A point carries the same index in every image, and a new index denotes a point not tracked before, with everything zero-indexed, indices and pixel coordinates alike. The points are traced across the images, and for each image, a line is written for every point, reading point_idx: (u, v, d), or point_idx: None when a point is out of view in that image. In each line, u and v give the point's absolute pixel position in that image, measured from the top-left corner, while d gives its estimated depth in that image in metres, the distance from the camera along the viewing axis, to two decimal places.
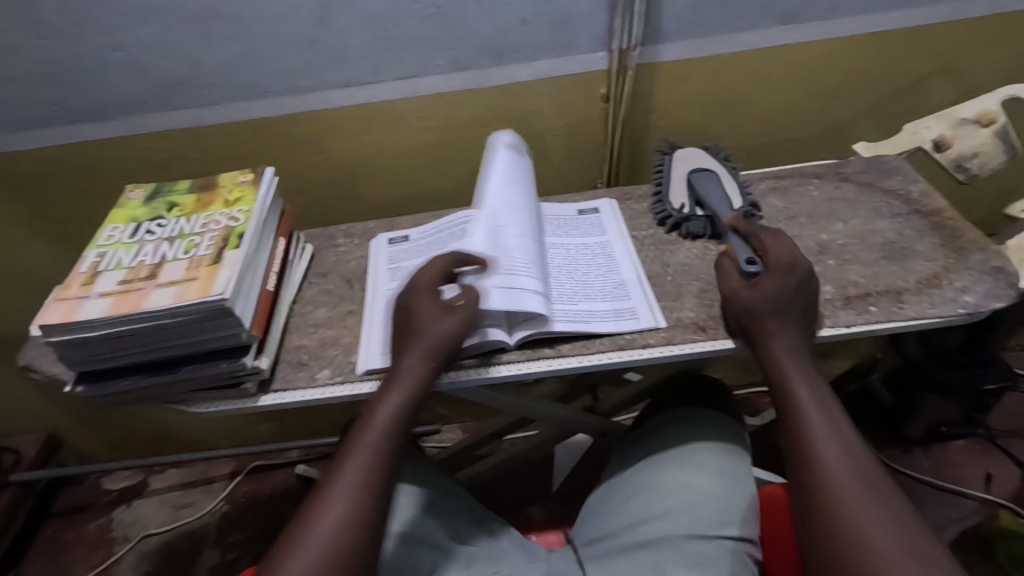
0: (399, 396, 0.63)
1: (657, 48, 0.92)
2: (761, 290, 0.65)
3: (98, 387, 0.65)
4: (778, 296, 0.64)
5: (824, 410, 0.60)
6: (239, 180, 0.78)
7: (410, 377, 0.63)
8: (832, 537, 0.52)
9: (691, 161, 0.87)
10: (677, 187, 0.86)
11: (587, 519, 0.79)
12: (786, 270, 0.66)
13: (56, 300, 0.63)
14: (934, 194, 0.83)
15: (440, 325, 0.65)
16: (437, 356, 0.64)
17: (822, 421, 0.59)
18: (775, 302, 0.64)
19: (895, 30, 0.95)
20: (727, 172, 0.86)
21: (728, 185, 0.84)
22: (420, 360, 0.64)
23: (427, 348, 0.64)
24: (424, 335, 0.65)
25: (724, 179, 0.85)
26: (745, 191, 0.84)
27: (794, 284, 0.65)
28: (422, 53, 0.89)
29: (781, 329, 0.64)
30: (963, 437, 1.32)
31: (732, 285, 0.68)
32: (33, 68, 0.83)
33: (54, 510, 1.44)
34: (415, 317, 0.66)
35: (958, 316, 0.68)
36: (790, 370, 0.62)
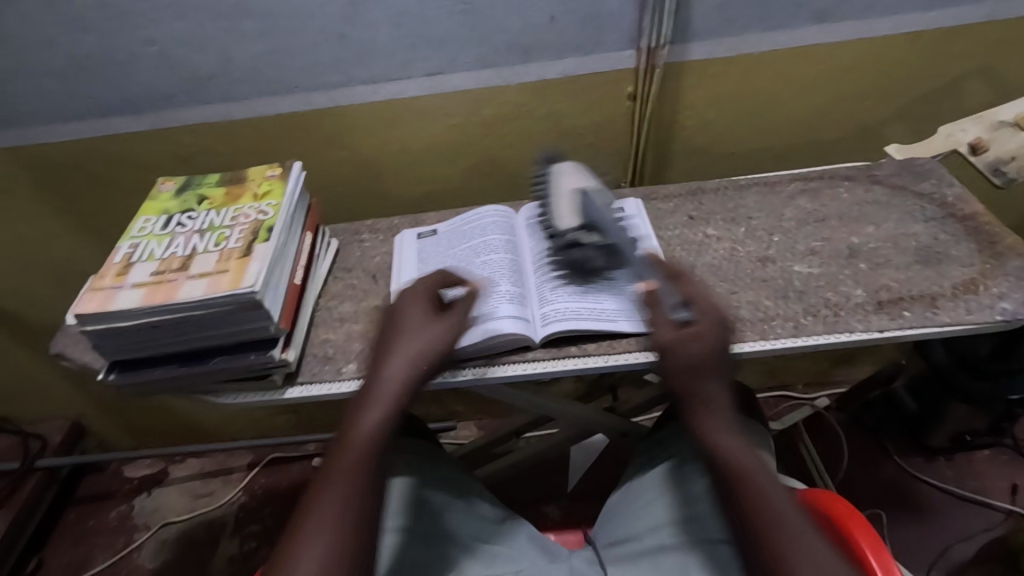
0: (378, 411, 0.61)
1: (686, 47, 0.92)
2: (692, 346, 0.63)
3: (129, 376, 0.66)
4: (707, 353, 0.62)
5: (764, 472, 0.58)
6: (268, 174, 0.79)
7: (394, 390, 0.62)
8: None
9: (576, 178, 0.80)
10: (565, 205, 0.77)
11: (609, 520, 0.78)
12: (715, 324, 0.64)
13: (91, 289, 0.64)
14: (969, 199, 0.81)
15: (427, 340, 0.64)
16: (423, 368, 0.63)
17: (773, 490, 0.56)
18: (700, 363, 0.62)
19: (931, 30, 0.93)
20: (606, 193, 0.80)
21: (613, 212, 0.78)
22: (404, 373, 0.62)
23: (412, 358, 0.63)
24: (410, 347, 0.64)
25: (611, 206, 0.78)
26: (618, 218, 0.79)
27: (723, 339, 0.63)
28: (450, 50, 0.89)
29: (711, 387, 0.62)
30: (989, 447, 1.29)
31: (670, 336, 0.64)
32: (69, 61, 0.84)
33: (77, 496, 1.47)
34: (399, 331, 0.65)
35: (995, 322, 0.67)
36: (720, 432, 0.60)
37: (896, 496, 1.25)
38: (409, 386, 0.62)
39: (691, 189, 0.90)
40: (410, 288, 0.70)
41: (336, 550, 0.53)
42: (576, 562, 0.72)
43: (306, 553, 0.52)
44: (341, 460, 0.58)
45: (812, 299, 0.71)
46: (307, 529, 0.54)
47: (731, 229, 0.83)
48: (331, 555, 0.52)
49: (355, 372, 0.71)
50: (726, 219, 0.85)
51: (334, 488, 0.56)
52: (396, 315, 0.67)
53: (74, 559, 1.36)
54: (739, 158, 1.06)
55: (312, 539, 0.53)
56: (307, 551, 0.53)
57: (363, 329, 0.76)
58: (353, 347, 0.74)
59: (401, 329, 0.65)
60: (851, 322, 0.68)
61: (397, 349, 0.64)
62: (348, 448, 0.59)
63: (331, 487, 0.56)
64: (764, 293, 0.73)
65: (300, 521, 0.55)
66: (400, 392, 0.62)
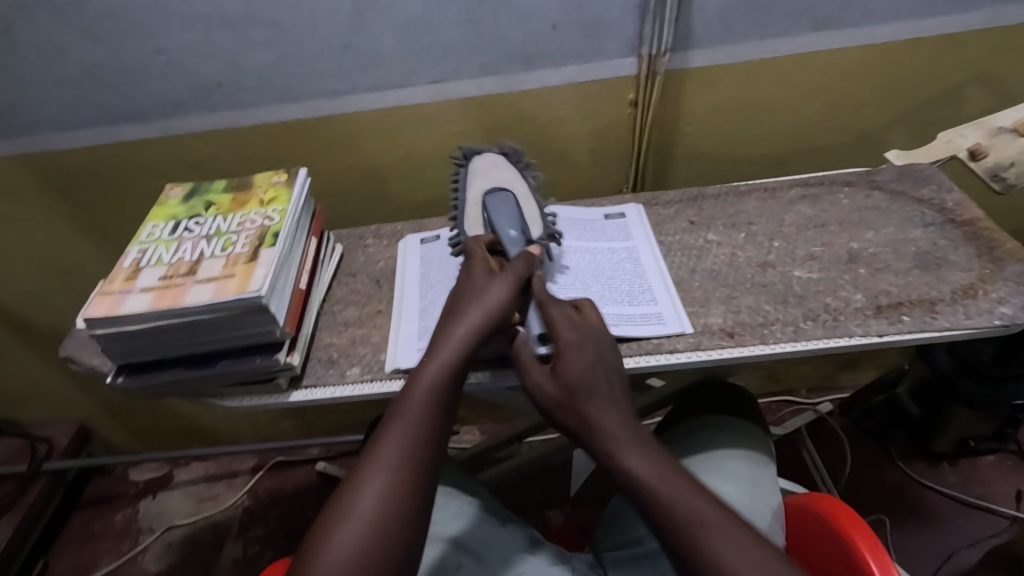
0: (441, 362, 0.59)
1: (687, 54, 0.93)
2: (561, 378, 0.60)
3: (137, 378, 0.67)
4: (578, 379, 0.60)
5: (677, 478, 0.53)
6: (274, 180, 0.80)
7: (458, 344, 0.61)
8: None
9: (487, 175, 0.79)
10: (474, 212, 0.77)
11: (611, 524, 0.78)
12: (578, 347, 0.62)
13: (100, 294, 0.65)
14: (969, 204, 0.82)
15: (497, 295, 0.64)
16: (490, 325, 0.63)
17: (677, 494, 0.52)
18: (581, 381, 0.60)
19: (930, 37, 0.94)
20: (527, 194, 0.78)
21: (529, 206, 0.77)
22: (469, 328, 0.62)
23: (479, 312, 0.63)
24: (478, 302, 0.64)
25: (523, 201, 0.77)
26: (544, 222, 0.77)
27: (591, 359, 0.61)
28: (454, 59, 0.90)
29: (599, 405, 0.59)
30: (993, 453, 1.29)
31: (539, 379, 0.62)
32: (80, 70, 0.86)
33: (83, 499, 1.48)
34: (468, 292, 0.66)
35: (994, 327, 0.67)
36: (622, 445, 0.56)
37: (900, 501, 1.24)
38: (474, 341, 0.62)
39: (692, 195, 0.91)
40: (470, 255, 0.70)
41: (394, 493, 0.51)
42: (577, 563, 0.72)
43: (364, 493, 0.50)
44: (402, 408, 0.57)
45: (811, 304, 0.72)
46: (364, 472, 0.52)
47: (731, 234, 0.84)
48: (390, 499, 0.50)
49: (359, 375, 0.71)
50: (726, 225, 0.85)
51: (393, 434, 0.54)
52: (467, 278, 0.68)
53: (80, 562, 1.37)
54: (740, 164, 1.06)
55: (371, 481, 0.51)
56: (365, 493, 0.50)
57: (366, 333, 0.77)
58: (357, 351, 0.75)
59: (470, 290, 0.66)
60: (850, 326, 0.69)
61: (468, 307, 0.64)
62: (407, 397, 0.57)
63: (391, 433, 0.55)
64: (764, 298, 0.74)
65: (358, 465, 0.53)
66: (464, 346, 0.61)
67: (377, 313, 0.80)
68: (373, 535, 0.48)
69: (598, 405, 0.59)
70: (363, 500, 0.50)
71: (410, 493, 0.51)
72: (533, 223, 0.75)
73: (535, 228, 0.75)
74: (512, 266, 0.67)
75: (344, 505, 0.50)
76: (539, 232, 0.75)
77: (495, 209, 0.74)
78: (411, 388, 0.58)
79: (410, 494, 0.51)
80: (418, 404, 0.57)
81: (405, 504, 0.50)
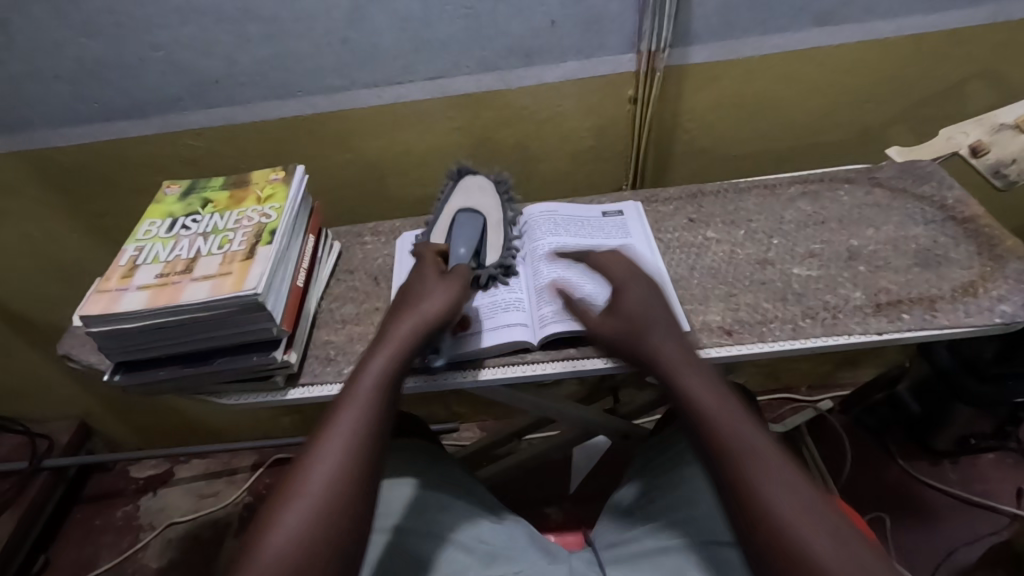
0: (388, 355, 0.61)
1: (687, 49, 0.92)
2: (625, 314, 0.65)
3: (134, 376, 0.67)
4: (640, 313, 0.65)
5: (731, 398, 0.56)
6: (271, 177, 0.80)
7: (405, 337, 0.63)
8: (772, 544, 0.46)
9: (471, 195, 0.83)
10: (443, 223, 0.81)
11: (607, 519, 0.79)
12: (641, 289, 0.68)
13: (97, 291, 0.65)
14: (970, 201, 0.81)
15: (442, 293, 0.67)
16: (432, 321, 0.65)
17: (730, 409, 0.55)
18: (643, 314, 0.65)
19: (932, 33, 0.93)
20: (499, 222, 0.81)
21: (497, 234, 0.80)
22: (417, 323, 0.64)
23: (423, 307, 0.65)
24: (423, 301, 0.66)
25: (491, 228, 0.80)
26: (504, 250, 0.80)
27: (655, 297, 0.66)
28: (452, 55, 0.90)
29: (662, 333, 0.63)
30: (993, 451, 1.29)
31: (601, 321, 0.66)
32: (77, 66, 0.86)
33: (83, 496, 1.49)
34: (416, 290, 0.68)
35: (994, 325, 0.66)
36: (682, 366, 0.60)
37: (900, 498, 1.24)
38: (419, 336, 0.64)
39: (691, 192, 0.91)
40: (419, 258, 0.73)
41: (343, 475, 0.51)
42: (576, 563, 0.72)
43: (312, 479, 0.51)
44: (350, 396, 0.57)
45: (810, 302, 0.72)
46: (314, 457, 0.52)
47: (730, 231, 0.83)
48: (338, 481, 0.51)
49: None
50: (726, 222, 0.85)
51: (343, 419, 0.55)
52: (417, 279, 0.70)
53: (80, 558, 1.37)
54: (741, 161, 1.06)
55: (319, 466, 0.52)
56: (314, 477, 0.51)
57: (364, 330, 0.77)
58: (355, 348, 0.74)
59: (421, 288, 0.68)
60: (849, 324, 0.68)
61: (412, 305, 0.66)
62: (355, 385, 0.58)
63: (339, 419, 0.55)
64: (763, 295, 0.73)
65: (305, 451, 0.53)
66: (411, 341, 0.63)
67: (375, 310, 0.80)
68: (321, 517, 0.49)
69: (654, 327, 0.63)
70: (313, 484, 0.50)
71: (359, 474, 0.52)
72: (492, 249, 0.79)
73: (490, 253, 0.79)
74: (460, 269, 0.70)
75: (293, 491, 0.50)
76: (493, 257, 0.79)
77: (458, 222, 0.78)
78: (359, 377, 0.59)
79: (360, 476, 0.52)
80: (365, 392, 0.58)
81: (352, 486, 0.51)
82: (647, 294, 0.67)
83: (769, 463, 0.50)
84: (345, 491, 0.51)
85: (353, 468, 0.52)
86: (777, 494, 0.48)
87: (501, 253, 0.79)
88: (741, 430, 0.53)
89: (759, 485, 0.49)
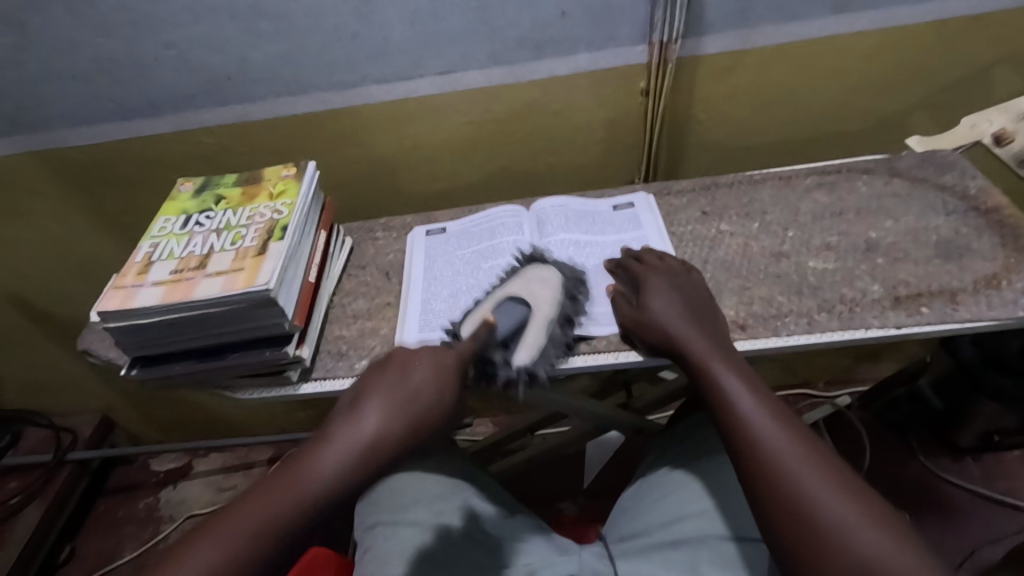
0: (303, 480, 0.49)
1: (700, 40, 0.90)
2: (653, 293, 0.68)
3: (150, 370, 0.68)
4: (667, 289, 0.68)
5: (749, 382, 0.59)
6: (283, 174, 0.80)
7: (347, 455, 0.51)
8: (785, 530, 0.49)
9: (529, 284, 0.72)
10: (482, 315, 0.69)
11: (621, 516, 0.77)
12: (667, 272, 0.71)
13: (114, 287, 0.66)
14: (993, 191, 0.79)
15: (455, 393, 0.59)
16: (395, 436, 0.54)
17: (752, 403, 0.56)
18: (672, 295, 0.67)
19: (955, 19, 0.90)
20: (543, 322, 0.68)
21: (542, 339, 0.67)
22: (353, 444, 0.52)
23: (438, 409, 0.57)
24: (428, 396, 0.57)
25: (533, 326, 0.68)
26: (539, 356, 0.66)
27: (679, 280, 0.69)
28: (462, 49, 0.89)
29: (676, 306, 0.66)
30: (1018, 448, 1.25)
31: (629, 308, 0.69)
32: (94, 67, 0.87)
33: (107, 487, 1.52)
34: (407, 379, 0.57)
35: (1017, 319, 0.65)
36: (702, 347, 0.62)
37: (919, 495, 1.22)
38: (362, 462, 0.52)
39: (704, 184, 0.89)
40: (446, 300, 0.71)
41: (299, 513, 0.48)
42: (587, 558, 0.70)
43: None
44: (247, 512, 0.48)
45: (826, 295, 0.70)
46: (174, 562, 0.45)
47: (745, 224, 0.82)
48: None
49: None
50: (740, 214, 0.84)
51: (219, 540, 0.46)
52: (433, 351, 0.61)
53: (104, 548, 1.41)
54: (756, 152, 1.04)
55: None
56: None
57: (376, 325, 0.77)
58: (366, 344, 0.75)
59: (412, 370, 0.58)
60: (867, 318, 0.67)
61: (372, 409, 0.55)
62: (258, 501, 0.48)
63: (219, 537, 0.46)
64: (778, 289, 0.72)
65: (176, 550, 0.46)
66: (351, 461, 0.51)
67: (387, 305, 0.80)
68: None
69: (674, 318, 0.65)
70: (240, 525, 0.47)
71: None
72: (525, 348, 0.66)
73: (524, 354, 0.66)
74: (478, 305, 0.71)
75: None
76: (524, 358, 0.66)
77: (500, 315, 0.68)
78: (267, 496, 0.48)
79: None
80: (266, 516, 0.47)
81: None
82: (674, 287, 0.68)
83: (783, 453, 0.52)
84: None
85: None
86: (793, 478, 0.50)
87: (535, 358, 0.66)
88: (759, 423, 0.55)
89: (777, 479, 0.51)
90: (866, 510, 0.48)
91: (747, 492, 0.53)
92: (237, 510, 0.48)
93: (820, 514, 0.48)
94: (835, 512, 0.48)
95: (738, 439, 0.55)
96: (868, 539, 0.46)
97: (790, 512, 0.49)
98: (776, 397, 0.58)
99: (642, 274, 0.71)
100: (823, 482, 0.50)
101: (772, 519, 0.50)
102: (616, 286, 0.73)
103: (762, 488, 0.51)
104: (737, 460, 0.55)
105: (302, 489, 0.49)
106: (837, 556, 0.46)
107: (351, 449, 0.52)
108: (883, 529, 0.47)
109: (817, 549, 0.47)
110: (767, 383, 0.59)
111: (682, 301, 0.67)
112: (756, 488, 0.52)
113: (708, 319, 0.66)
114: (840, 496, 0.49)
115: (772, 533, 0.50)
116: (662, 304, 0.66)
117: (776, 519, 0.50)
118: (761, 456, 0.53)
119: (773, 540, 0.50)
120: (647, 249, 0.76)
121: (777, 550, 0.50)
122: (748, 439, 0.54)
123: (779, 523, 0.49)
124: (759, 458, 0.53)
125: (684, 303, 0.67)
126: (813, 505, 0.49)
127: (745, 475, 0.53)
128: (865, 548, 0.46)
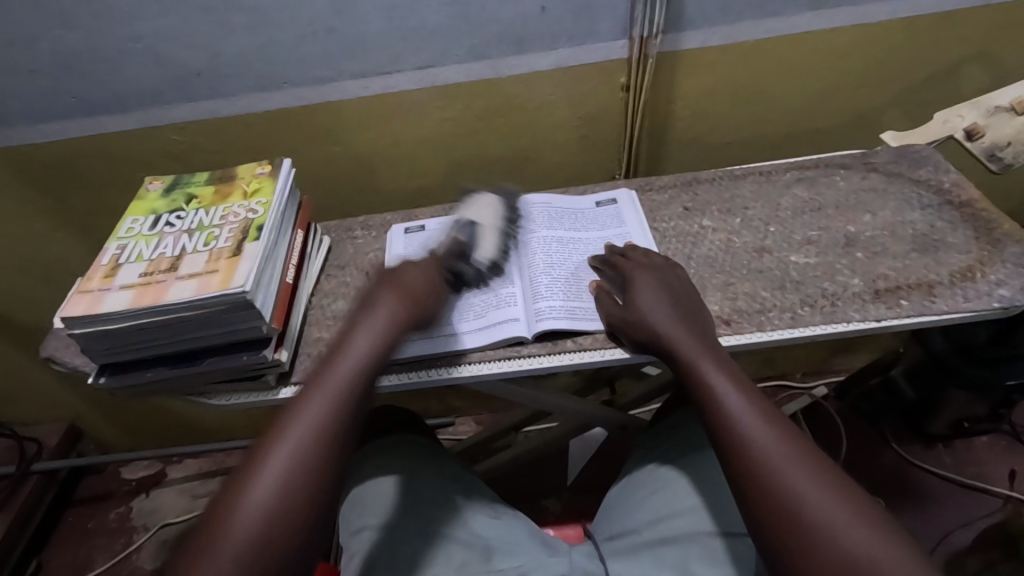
0: (320, 400, 0.54)
1: (680, 36, 0.90)
2: (637, 296, 0.66)
3: (119, 378, 0.65)
4: (656, 288, 0.67)
5: (733, 382, 0.58)
6: (257, 171, 0.78)
7: (357, 368, 0.57)
8: (777, 536, 0.49)
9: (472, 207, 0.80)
10: (486, 240, 0.76)
11: (609, 513, 0.77)
12: (654, 268, 0.70)
13: (78, 292, 0.63)
14: (966, 184, 0.81)
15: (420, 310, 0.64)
16: (399, 327, 0.61)
17: (739, 404, 0.56)
18: (659, 293, 0.67)
19: (928, 15, 0.92)
20: (495, 227, 0.78)
21: (493, 238, 0.76)
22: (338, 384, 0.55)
23: (417, 313, 0.64)
24: (413, 297, 0.64)
25: (488, 233, 0.76)
26: (497, 255, 0.76)
27: (665, 278, 0.69)
28: (441, 43, 0.88)
29: (662, 304, 0.65)
30: (987, 433, 1.30)
31: (614, 310, 0.68)
32: (53, 59, 0.83)
33: (74, 499, 1.46)
34: (396, 283, 0.64)
35: (992, 310, 0.66)
36: (690, 348, 0.61)
37: (894, 482, 1.25)
38: (370, 369, 0.58)
39: (686, 179, 0.89)
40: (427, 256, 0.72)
41: (294, 473, 0.49)
42: (577, 557, 0.69)
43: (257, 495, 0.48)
44: (305, 403, 0.54)
45: (809, 290, 0.71)
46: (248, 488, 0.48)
47: (726, 219, 0.82)
48: (272, 531, 0.47)
49: None
50: (722, 210, 0.84)
51: (281, 454, 0.50)
52: (401, 271, 0.66)
53: (73, 562, 1.35)
54: (734, 148, 1.05)
55: (249, 505, 0.47)
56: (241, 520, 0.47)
57: None
58: None
59: (394, 289, 0.64)
60: (848, 312, 0.68)
61: (370, 321, 0.60)
62: (301, 415, 0.53)
63: (292, 431, 0.51)
64: (761, 284, 0.73)
65: (235, 489, 0.49)
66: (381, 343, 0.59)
67: None
68: (266, 544, 0.46)
69: (661, 317, 0.64)
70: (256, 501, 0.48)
71: (291, 544, 0.47)
72: (485, 249, 0.75)
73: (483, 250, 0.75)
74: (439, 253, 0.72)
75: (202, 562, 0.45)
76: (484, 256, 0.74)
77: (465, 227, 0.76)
78: (294, 429, 0.52)
79: (303, 505, 0.49)
80: (301, 446, 0.51)
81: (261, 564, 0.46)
82: (659, 283, 0.68)
83: (771, 452, 0.52)
84: (284, 533, 0.47)
85: (284, 520, 0.47)
86: (786, 479, 0.50)
87: (494, 254, 0.75)
88: (748, 424, 0.54)
89: (766, 482, 0.51)
90: (853, 509, 0.48)
91: (736, 495, 0.53)
92: (273, 441, 0.51)
93: (809, 516, 0.48)
94: (822, 511, 0.48)
95: (727, 440, 0.55)
96: (858, 539, 0.46)
97: (782, 517, 0.49)
98: (764, 396, 0.58)
99: (628, 271, 0.70)
100: (809, 479, 0.50)
101: (764, 526, 0.50)
102: (603, 282, 0.73)
103: (751, 493, 0.51)
104: (725, 461, 0.54)
105: (293, 442, 0.51)
106: (828, 559, 0.46)
107: (353, 364, 0.57)
108: (870, 527, 0.47)
109: (809, 552, 0.47)
110: (755, 384, 0.59)
111: (670, 300, 0.66)
112: (745, 492, 0.52)
113: (696, 319, 0.65)
114: (827, 493, 0.49)
115: (764, 543, 0.50)
116: (650, 303, 0.66)
117: (768, 525, 0.49)
118: (750, 457, 0.52)
119: (763, 545, 0.50)
120: (632, 246, 0.76)
121: (768, 557, 0.50)
122: (738, 439, 0.54)
123: (768, 529, 0.49)
124: (748, 461, 0.52)
125: (671, 301, 0.66)
126: (805, 508, 0.49)
127: (736, 478, 0.53)
128: (858, 548, 0.46)
